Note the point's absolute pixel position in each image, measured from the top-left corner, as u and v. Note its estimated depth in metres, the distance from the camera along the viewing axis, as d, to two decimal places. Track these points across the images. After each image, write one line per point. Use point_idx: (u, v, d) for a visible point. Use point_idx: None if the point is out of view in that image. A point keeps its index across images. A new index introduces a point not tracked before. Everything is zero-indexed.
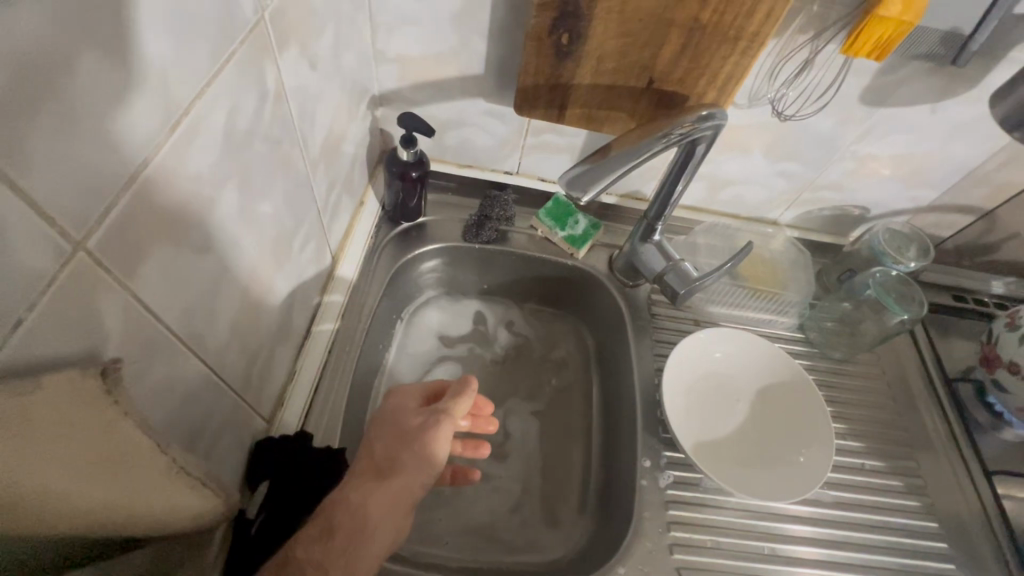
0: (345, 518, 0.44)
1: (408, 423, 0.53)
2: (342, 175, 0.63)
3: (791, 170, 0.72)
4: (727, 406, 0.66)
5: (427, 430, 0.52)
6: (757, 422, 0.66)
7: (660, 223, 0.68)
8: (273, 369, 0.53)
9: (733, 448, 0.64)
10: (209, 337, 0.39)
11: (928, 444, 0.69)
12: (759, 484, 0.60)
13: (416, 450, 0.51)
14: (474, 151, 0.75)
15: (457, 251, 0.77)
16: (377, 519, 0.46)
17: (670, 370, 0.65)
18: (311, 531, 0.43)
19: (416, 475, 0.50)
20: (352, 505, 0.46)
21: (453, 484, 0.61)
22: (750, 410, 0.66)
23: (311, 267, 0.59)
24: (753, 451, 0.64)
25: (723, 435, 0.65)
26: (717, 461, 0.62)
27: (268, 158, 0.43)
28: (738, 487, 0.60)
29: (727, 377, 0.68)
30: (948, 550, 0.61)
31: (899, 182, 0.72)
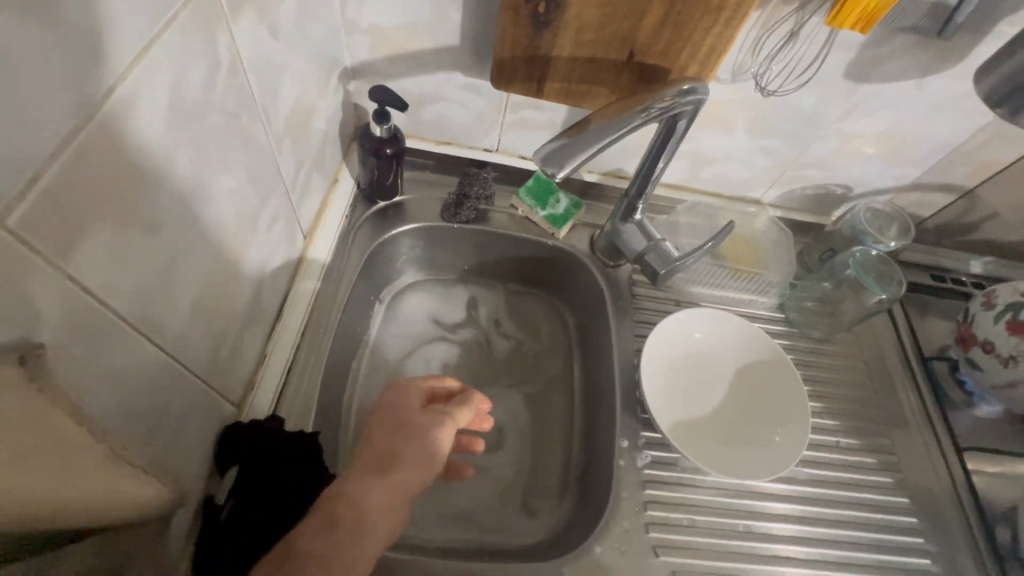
0: (348, 510, 0.43)
1: (408, 419, 0.53)
2: (313, 153, 0.60)
3: (774, 148, 0.71)
4: (706, 387, 0.66)
5: (428, 428, 0.52)
6: (736, 402, 0.66)
7: (641, 202, 0.67)
8: (242, 353, 0.51)
9: (712, 428, 0.64)
10: (167, 320, 0.37)
11: (902, 421, 0.70)
12: (737, 463, 0.61)
13: (417, 446, 0.51)
14: (452, 126, 0.73)
15: (435, 231, 0.75)
16: (379, 512, 0.45)
17: (649, 347, 0.65)
18: (313, 522, 0.42)
19: (417, 470, 0.49)
20: (354, 497, 0.45)
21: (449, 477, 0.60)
22: (730, 390, 0.66)
23: (281, 248, 0.57)
24: (731, 431, 0.64)
25: (702, 414, 0.65)
26: (696, 440, 0.63)
27: (223, 132, 0.40)
28: (716, 467, 0.60)
29: (708, 358, 0.68)
30: (918, 525, 0.62)
31: (882, 160, 0.71)
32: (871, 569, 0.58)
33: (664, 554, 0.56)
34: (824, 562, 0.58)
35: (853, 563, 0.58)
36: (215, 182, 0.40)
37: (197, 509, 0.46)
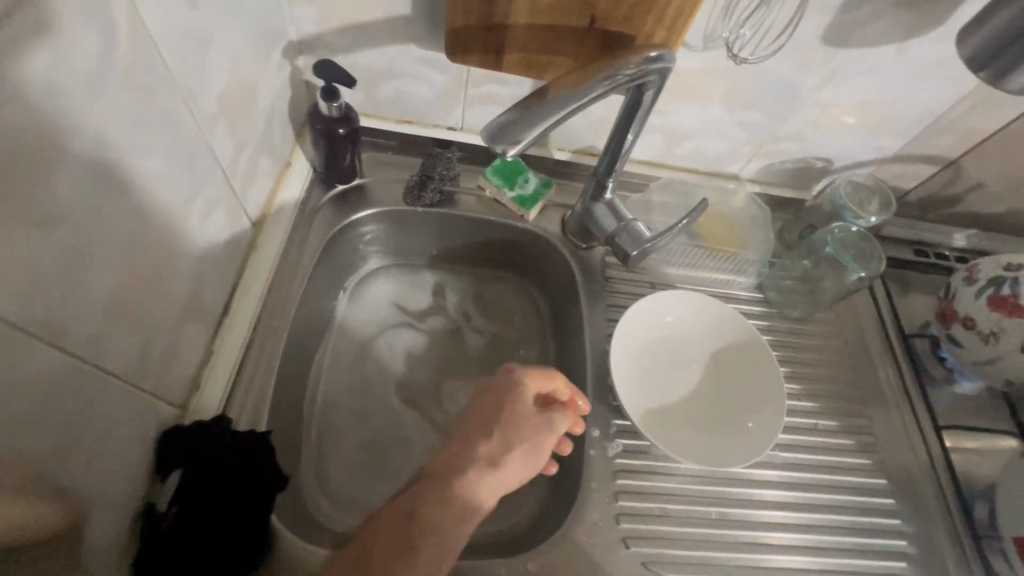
0: (458, 490, 0.49)
1: (524, 416, 0.54)
2: (258, 134, 0.56)
3: (751, 121, 0.68)
4: (679, 373, 0.64)
5: (541, 432, 0.54)
6: (710, 386, 0.64)
7: (611, 180, 0.64)
8: (184, 351, 0.48)
9: (687, 414, 0.62)
10: (75, 321, 0.34)
11: (882, 400, 0.68)
12: (710, 450, 0.59)
13: (528, 444, 0.53)
14: (412, 104, 0.69)
15: (399, 215, 0.72)
16: (489, 495, 0.50)
17: (617, 334, 0.62)
18: (437, 492, 0.48)
19: (519, 469, 0.52)
20: (469, 485, 0.50)
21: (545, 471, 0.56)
22: (705, 374, 0.64)
23: (225, 238, 0.53)
24: (706, 416, 0.62)
25: (676, 401, 0.63)
26: (670, 428, 0.61)
27: (130, 111, 0.36)
28: (690, 457, 0.58)
29: (682, 341, 0.65)
30: (896, 507, 0.61)
31: (863, 131, 0.68)
32: (846, 552, 0.57)
33: (634, 545, 0.54)
34: (799, 547, 0.57)
35: (828, 548, 0.57)
36: (127, 166, 0.37)
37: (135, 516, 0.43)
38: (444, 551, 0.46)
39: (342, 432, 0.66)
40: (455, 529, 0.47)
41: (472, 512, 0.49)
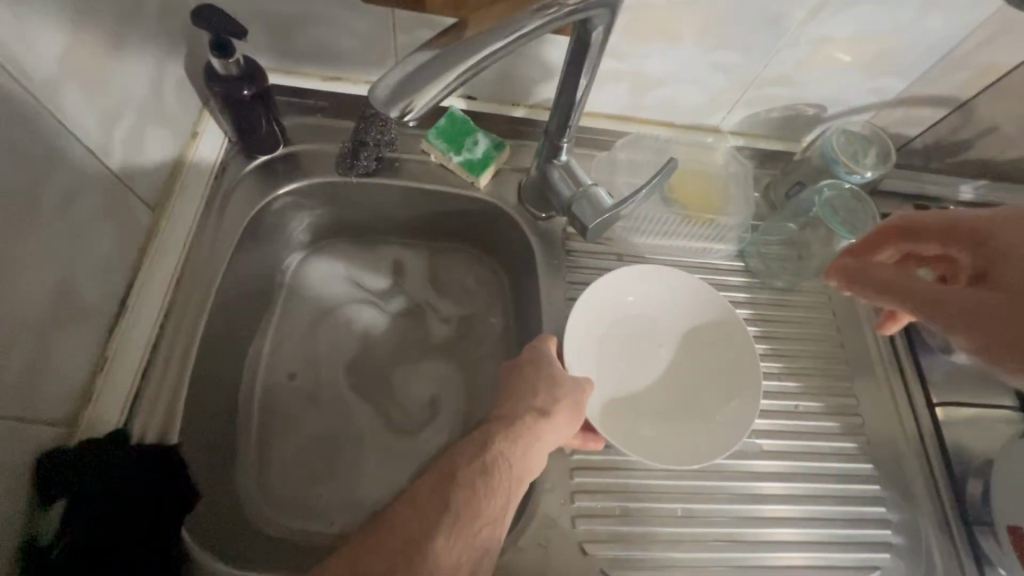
0: (516, 437, 0.48)
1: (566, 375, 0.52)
2: (134, 98, 0.48)
3: (730, 63, 0.58)
4: (646, 359, 0.58)
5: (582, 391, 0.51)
6: (682, 372, 0.58)
7: (564, 141, 0.55)
8: (58, 361, 0.42)
9: (654, 404, 0.56)
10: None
11: (870, 372, 0.63)
12: (680, 447, 0.53)
13: (572, 403, 0.51)
14: (336, 56, 0.59)
15: (333, 189, 0.63)
16: (545, 446, 0.49)
17: (572, 321, 0.56)
18: (497, 433, 0.48)
19: (567, 427, 0.50)
20: (529, 423, 0.49)
21: (584, 445, 0.52)
22: (675, 358, 0.58)
23: (105, 225, 0.46)
24: (677, 406, 0.56)
25: (643, 389, 0.57)
26: (634, 420, 0.55)
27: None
28: (655, 455, 0.52)
29: (648, 323, 0.59)
30: (881, 493, 0.56)
31: (860, 71, 0.59)
32: (822, 545, 0.53)
33: (592, 550, 0.49)
34: (772, 543, 0.52)
35: (804, 541, 0.53)
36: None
37: (17, 554, 0.38)
38: (517, 484, 0.46)
39: (279, 430, 0.60)
40: (522, 468, 0.47)
41: (534, 456, 0.48)
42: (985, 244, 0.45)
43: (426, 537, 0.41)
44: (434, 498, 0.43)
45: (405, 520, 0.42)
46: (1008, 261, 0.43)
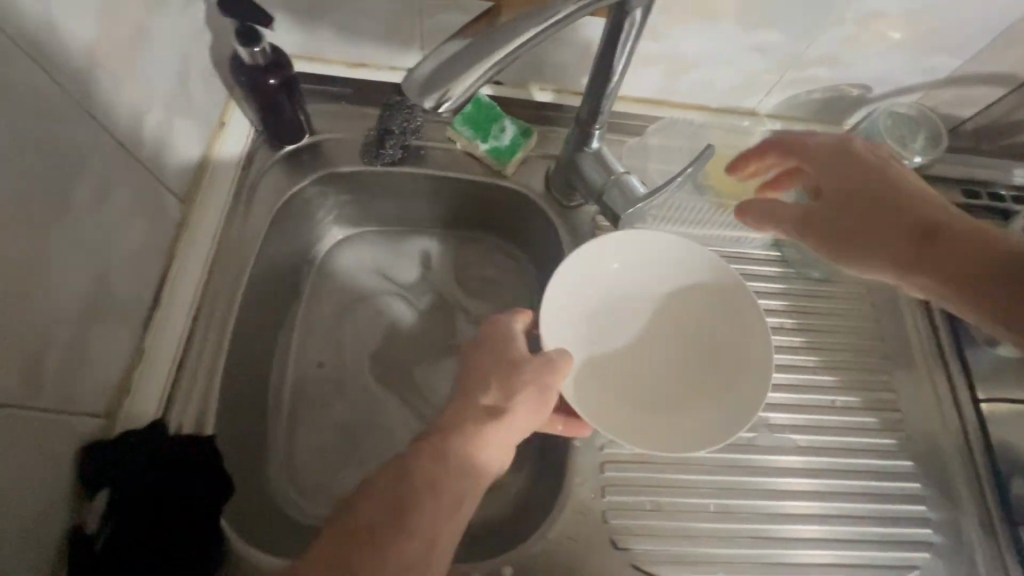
0: (466, 439, 0.44)
1: (523, 365, 0.47)
2: (164, 90, 0.47)
3: (770, 43, 0.55)
4: (626, 341, 0.56)
5: (545, 379, 0.46)
6: (660, 352, 0.56)
7: (596, 127, 0.53)
8: (96, 356, 0.42)
9: (635, 389, 0.54)
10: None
11: (911, 364, 0.60)
12: (684, 430, 0.51)
13: (531, 394, 0.46)
14: (360, 42, 0.58)
15: (357, 178, 0.62)
16: (481, 463, 0.44)
17: (547, 305, 0.52)
18: (423, 451, 0.43)
19: (531, 417, 0.46)
20: (465, 437, 0.44)
21: (575, 432, 0.50)
22: (654, 337, 0.56)
23: (137, 218, 0.46)
24: (658, 389, 0.55)
25: (623, 373, 0.55)
26: (619, 408, 0.53)
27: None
28: (652, 440, 0.50)
29: (632, 301, 0.56)
30: (921, 491, 0.55)
31: (909, 49, 0.56)
32: (858, 543, 0.52)
33: (624, 544, 0.49)
34: (807, 541, 0.51)
35: (840, 539, 0.52)
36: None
37: (66, 543, 0.39)
38: (444, 515, 0.41)
39: (309, 420, 0.60)
40: (451, 494, 0.42)
41: (469, 476, 0.43)
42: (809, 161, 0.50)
43: (372, 558, 0.38)
44: (372, 523, 0.40)
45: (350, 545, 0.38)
46: (828, 172, 0.49)
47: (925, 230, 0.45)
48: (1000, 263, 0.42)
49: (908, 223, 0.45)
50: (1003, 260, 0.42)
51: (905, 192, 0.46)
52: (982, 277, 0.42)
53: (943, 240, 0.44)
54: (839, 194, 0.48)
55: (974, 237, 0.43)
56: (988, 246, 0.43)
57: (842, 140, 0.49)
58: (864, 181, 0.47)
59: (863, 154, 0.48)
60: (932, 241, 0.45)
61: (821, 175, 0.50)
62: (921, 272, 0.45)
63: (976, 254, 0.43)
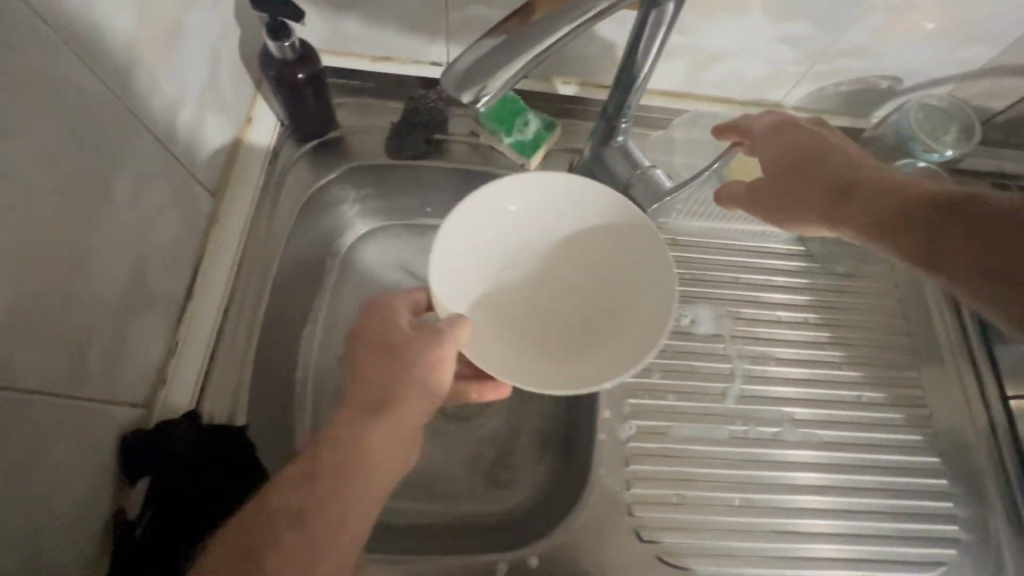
0: (356, 432, 0.42)
1: (406, 339, 0.44)
2: (197, 85, 0.48)
3: (799, 34, 0.54)
4: (522, 283, 0.52)
5: (420, 359, 0.42)
6: (557, 293, 0.53)
7: (622, 121, 0.53)
8: (135, 348, 0.43)
9: (539, 332, 0.52)
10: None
11: (937, 359, 0.60)
12: (584, 370, 0.48)
13: (415, 370, 0.42)
14: (384, 35, 0.58)
15: (381, 172, 0.63)
16: (365, 478, 0.41)
17: (440, 268, 0.46)
18: (290, 477, 0.40)
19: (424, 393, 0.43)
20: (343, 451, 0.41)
21: (491, 397, 0.50)
22: (551, 277, 0.53)
23: (171, 212, 0.46)
24: (556, 329, 0.52)
25: (523, 313, 0.52)
26: (516, 349, 0.50)
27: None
28: (552, 376, 0.47)
29: (535, 242, 0.51)
30: (947, 487, 0.54)
31: (943, 39, 0.54)
32: (883, 538, 0.52)
33: (649, 536, 0.49)
34: (830, 535, 0.51)
35: (865, 534, 0.52)
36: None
37: (107, 526, 0.41)
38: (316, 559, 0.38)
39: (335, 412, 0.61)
40: (332, 530, 0.39)
41: (353, 501, 0.40)
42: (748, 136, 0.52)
43: None
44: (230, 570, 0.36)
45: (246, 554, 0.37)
46: (763, 143, 0.52)
47: (845, 185, 0.48)
48: (924, 210, 0.44)
49: (827, 180, 0.49)
50: (919, 206, 0.44)
51: (827, 155, 0.50)
52: (899, 223, 0.45)
53: (862, 192, 0.47)
54: (789, 173, 0.50)
55: (889, 188, 0.46)
56: (905, 195, 0.45)
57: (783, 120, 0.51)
58: (793, 150, 0.50)
59: (794, 127, 0.51)
60: (851, 195, 0.47)
61: (758, 147, 0.52)
62: (842, 223, 0.48)
63: (891, 202, 0.46)
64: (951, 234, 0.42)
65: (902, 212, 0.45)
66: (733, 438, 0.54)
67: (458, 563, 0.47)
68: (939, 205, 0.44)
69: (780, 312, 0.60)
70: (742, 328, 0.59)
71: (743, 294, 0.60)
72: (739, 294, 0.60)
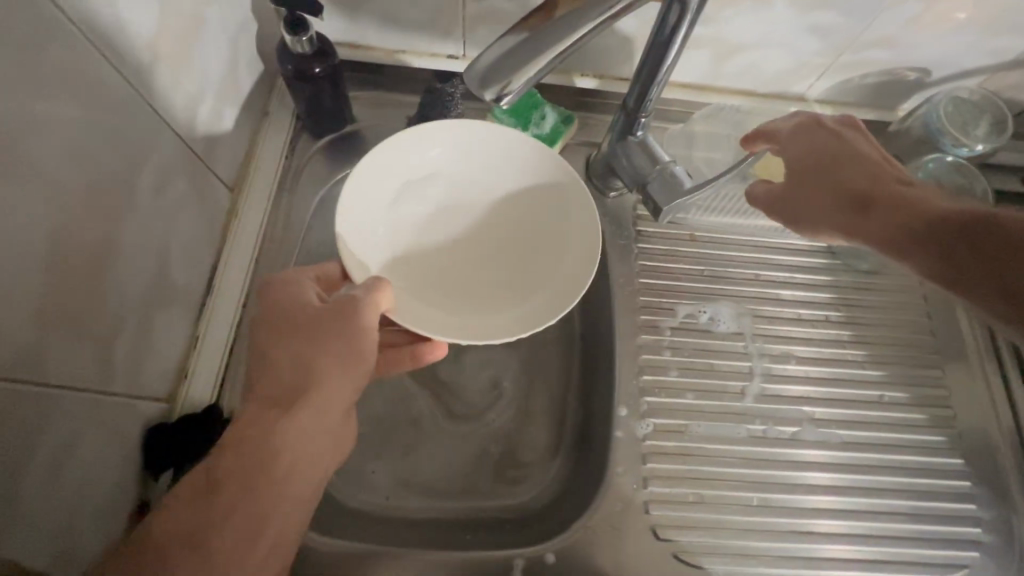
0: (266, 429, 0.39)
1: (322, 316, 0.41)
2: (217, 79, 0.48)
3: (827, 25, 0.53)
4: (452, 238, 0.52)
5: (336, 332, 0.41)
6: (487, 238, 0.53)
7: (643, 115, 0.52)
8: (158, 343, 0.44)
9: (444, 274, 0.51)
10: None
11: (962, 359, 0.59)
12: (524, 317, 0.48)
13: (333, 348, 0.41)
14: (401, 28, 0.57)
15: None
16: (281, 471, 0.39)
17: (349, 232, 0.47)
18: (193, 483, 0.36)
19: (345, 374, 0.41)
20: (253, 446, 0.38)
21: (421, 360, 0.47)
22: (481, 225, 0.53)
23: (191, 208, 0.47)
24: (463, 275, 0.51)
25: (431, 252, 0.51)
26: (449, 303, 0.50)
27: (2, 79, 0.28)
28: (426, 325, 0.47)
29: (462, 190, 0.53)
30: (971, 489, 0.53)
31: (976, 30, 0.53)
32: (903, 540, 0.51)
33: (665, 535, 0.49)
34: (849, 536, 0.51)
35: (885, 535, 0.51)
36: (10, 145, 0.29)
37: (133, 517, 0.42)
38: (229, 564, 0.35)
39: None
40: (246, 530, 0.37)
41: (270, 496, 0.38)
42: (771, 137, 0.50)
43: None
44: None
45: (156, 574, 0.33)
46: (784, 146, 0.49)
47: (863, 197, 0.47)
48: (937, 228, 0.43)
49: (845, 190, 0.47)
50: (934, 224, 0.43)
51: (848, 162, 0.48)
52: (913, 239, 0.44)
53: (881, 206, 0.46)
54: (803, 174, 0.49)
55: (907, 203, 0.45)
56: (922, 211, 0.44)
57: (803, 120, 0.50)
58: (814, 153, 0.48)
59: (820, 129, 0.49)
60: (870, 207, 0.46)
61: (782, 149, 0.50)
62: (856, 236, 0.47)
63: (907, 218, 0.45)
64: (963, 252, 0.42)
65: (916, 229, 0.44)
66: (752, 437, 0.54)
67: (475, 558, 0.47)
68: (955, 224, 0.43)
69: (801, 310, 0.59)
70: (762, 327, 0.58)
71: (763, 291, 0.60)
72: (758, 291, 0.60)
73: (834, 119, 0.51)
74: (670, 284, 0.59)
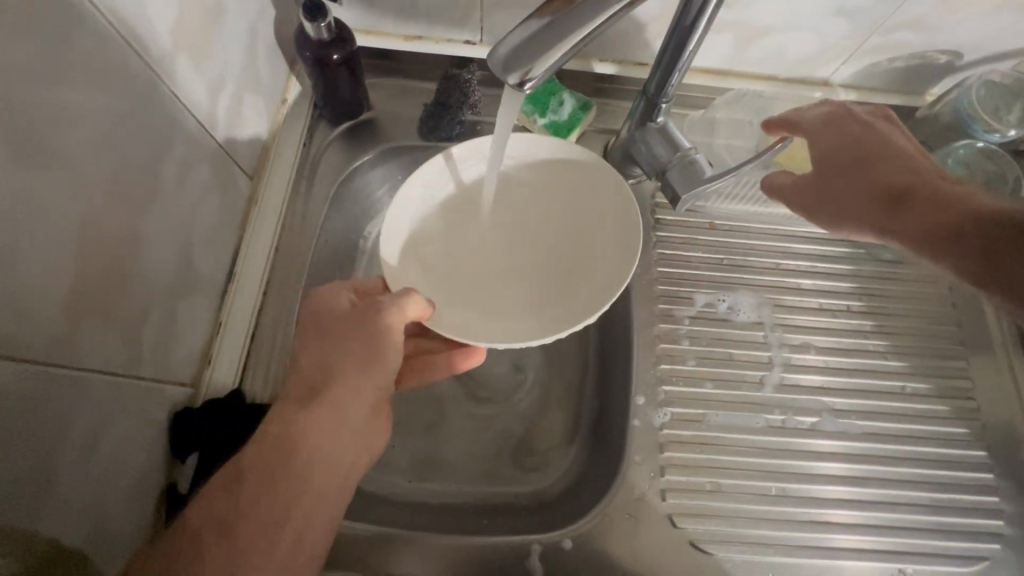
0: (291, 429, 0.41)
1: (347, 322, 0.44)
2: (235, 67, 0.48)
3: (854, 7, 0.51)
4: (489, 249, 0.54)
5: (364, 337, 0.44)
6: (522, 244, 0.55)
7: (664, 101, 0.51)
8: (182, 329, 0.44)
9: (483, 282, 0.53)
10: (15, 329, 0.29)
11: (988, 350, 0.58)
12: (562, 315, 0.50)
13: (361, 351, 0.44)
14: (418, 14, 0.56)
15: (414, 154, 0.62)
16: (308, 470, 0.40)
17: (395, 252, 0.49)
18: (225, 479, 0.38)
19: (367, 376, 0.44)
20: (279, 446, 0.40)
21: (457, 369, 0.50)
22: (516, 233, 0.55)
23: (213, 196, 0.47)
24: (484, 280, 0.53)
25: (470, 263, 0.54)
26: (493, 309, 0.52)
27: (27, 67, 0.28)
28: (455, 327, 0.48)
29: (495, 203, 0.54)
30: (994, 482, 0.53)
31: (1012, 11, 0.51)
32: (922, 531, 0.51)
33: (681, 523, 0.49)
34: (868, 526, 0.51)
35: (904, 526, 0.51)
36: (36, 133, 0.29)
37: (160, 498, 0.43)
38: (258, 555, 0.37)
39: None
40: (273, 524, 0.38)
41: (296, 492, 0.39)
42: (799, 129, 0.49)
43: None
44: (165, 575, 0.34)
45: (186, 569, 0.35)
46: (815, 138, 0.48)
47: (899, 191, 0.45)
48: (975, 225, 0.42)
49: (877, 185, 0.46)
50: (970, 220, 0.43)
51: (880, 155, 0.47)
52: (951, 236, 0.43)
53: (919, 200, 0.45)
54: (830, 165, 0.48)
55: (945, 199, 0.44)
56: (961, 207, 0.43)
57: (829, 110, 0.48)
58: (843, 146, 0.47)
59: (850, 122, 0.48)
60: (907, 202, 0.45)
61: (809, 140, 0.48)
62: (891, 231, 0.46)
63: (944, 215, 0.44)
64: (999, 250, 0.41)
65: (956, 225, 0.43)
66: (771, 427, 0.53)
67: (493, 542, 0.48)
68: (993, 221, 0.42)
69: (822, 300, 0.58)
70: (782, 316, 0.57)
71: (783, 281, 0.59)
72: (778, 280, 0.59)
73: (866, 111, 0.50)
74: (688, 273, 0.59)
